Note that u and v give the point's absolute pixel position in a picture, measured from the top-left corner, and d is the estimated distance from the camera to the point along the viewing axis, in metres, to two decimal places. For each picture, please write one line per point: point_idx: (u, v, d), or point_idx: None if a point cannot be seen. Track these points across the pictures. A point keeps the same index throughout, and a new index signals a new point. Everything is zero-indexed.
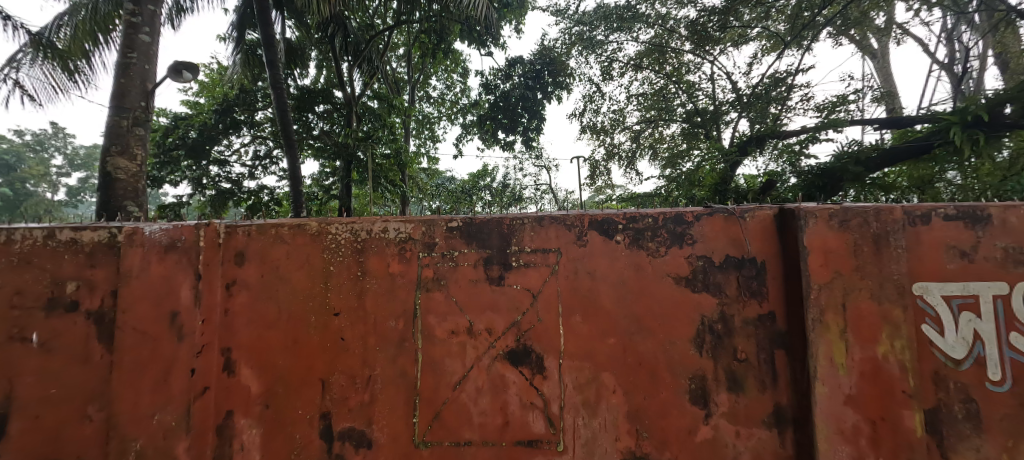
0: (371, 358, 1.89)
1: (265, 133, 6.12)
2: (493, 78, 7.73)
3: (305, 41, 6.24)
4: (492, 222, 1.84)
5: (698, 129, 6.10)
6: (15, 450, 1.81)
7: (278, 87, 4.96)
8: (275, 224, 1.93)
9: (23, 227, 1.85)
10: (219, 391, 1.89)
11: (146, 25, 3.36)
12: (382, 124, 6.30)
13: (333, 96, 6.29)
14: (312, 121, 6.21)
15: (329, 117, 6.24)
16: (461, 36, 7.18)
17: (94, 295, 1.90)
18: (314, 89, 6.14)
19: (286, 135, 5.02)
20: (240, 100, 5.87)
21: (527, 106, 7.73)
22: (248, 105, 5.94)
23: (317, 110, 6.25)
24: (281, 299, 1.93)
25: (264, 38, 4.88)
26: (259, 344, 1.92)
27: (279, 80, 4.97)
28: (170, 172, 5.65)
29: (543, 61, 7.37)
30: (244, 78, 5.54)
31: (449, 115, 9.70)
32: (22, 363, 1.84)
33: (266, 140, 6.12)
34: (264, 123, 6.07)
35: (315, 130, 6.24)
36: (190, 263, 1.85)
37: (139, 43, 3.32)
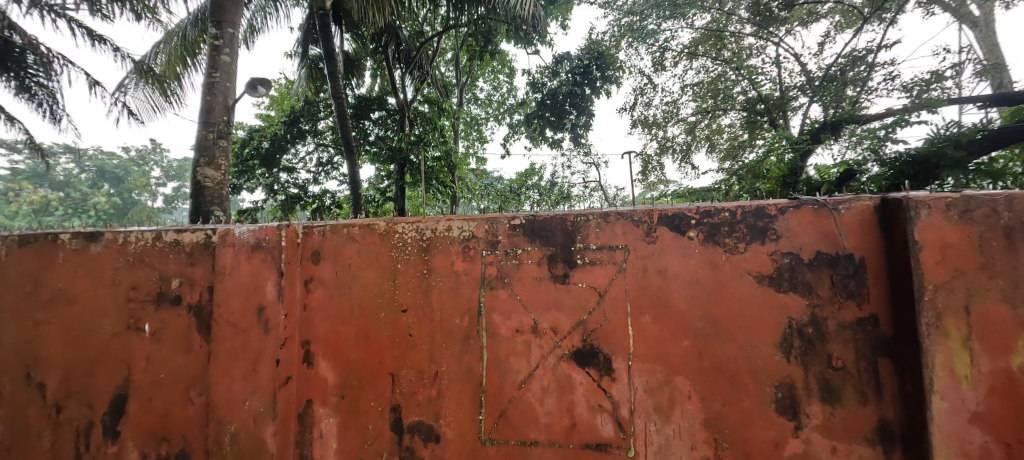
0: (437, 354, 1.93)
1: (327, 141, 6.45)
2: (541, 76, 7.73)
3: (360, 52, 6.62)
4: (556, 220, 1.80)
5: (760, 117, 5.93)
6: (134, 426, 2.09)
7: (338, 96, 5.25)
8: (347, 224, 2.05)
9: (137, 230, 2.12)
10: (301, 381, 2.04)
11: (228, 46, 3.63)
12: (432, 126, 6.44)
13: (388, 103, 6.53)
14: (368, 129, 6.49)
15: (383, 124, 6.48)
16: (508, 36, 7.27)
17: (194, 290, 2.13)
18: (370, 97, 6.41)
19: (348, 141, 5.27)
20: (304, 111, 6.33)
21: (575, 103, 7.63)
22: (312, 116, 6.35)
23: (373, 117, 6.49)
24: (353, 295, 2.04)
25: (326, 52, 5.26)
26: (334, 338, 2.05)
27: (339, 92, 5.28)
28: (247, 180, 6.10)
29: (591, 56, 7.13)
30: (307, 89, 6.17)
31: (496, 115, 9.89)
32: (139, 350, 2.10)
33: (328, 147, 6.45)
34: (326, 131, 6.44)
35: (371, 136, 6.49)
36: (274, 261, 1.99)
37: (221, 63, 3.62)
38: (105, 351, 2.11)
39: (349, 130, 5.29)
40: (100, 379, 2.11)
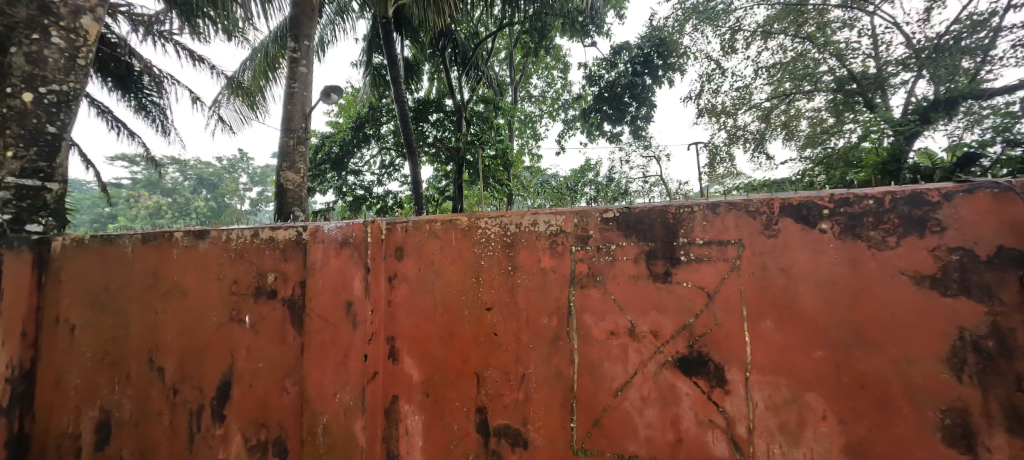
0: (524, 356, 1.84)
1: (389, 144, 6.78)
2: (598, 68, 8.01)
3: (420, 58, 7.71)
4: (655, 211, 1.63)
5: (855, 98, 5.83)
6: (238, 409, 2.35)
7: (400, 99, 5.73)
8: (429, 220, 2.02)
9: (238, 228, 2.40)
10: (387, 377, 2.05)
11: (304, 58, 4.00)
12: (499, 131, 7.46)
13: (444, 105, 7.24)
14: (426, 130, 7.17)
15: (440, 125, 7.16)
16: (564, 29, 7.39)
17: (287, 285, 2.29)
18: (428, 100, 7.09)
19: (410, 145, 5.70)
20: (369, 116, 6.79)
21: (635, 94, 7.74)
22: (376, 120, 6.79)
23: (430, 119, 7.18)
24: (436, 292, 2.01)
25: (389, 58, 5.90)
26: (418, 334, 2.03)
27: (400, 94, 5.87)
28: (319, 184, 6.61)
29: (652, 43, 7.32)
30: (370, 96, 7.17)
31: (551, 111, 10.88)
32: (241, 339, 2.37)
33: (391, 149, 6.76)
34: (387, 135, 6.81)
35: (428, 137, 7.18)
36: (360, 257, 2.06)
37: (299, 74, 4.01)
38: (213, 339, 2.44)
39: (410, 131, 5.60)
40: (209, 364, 2.44)
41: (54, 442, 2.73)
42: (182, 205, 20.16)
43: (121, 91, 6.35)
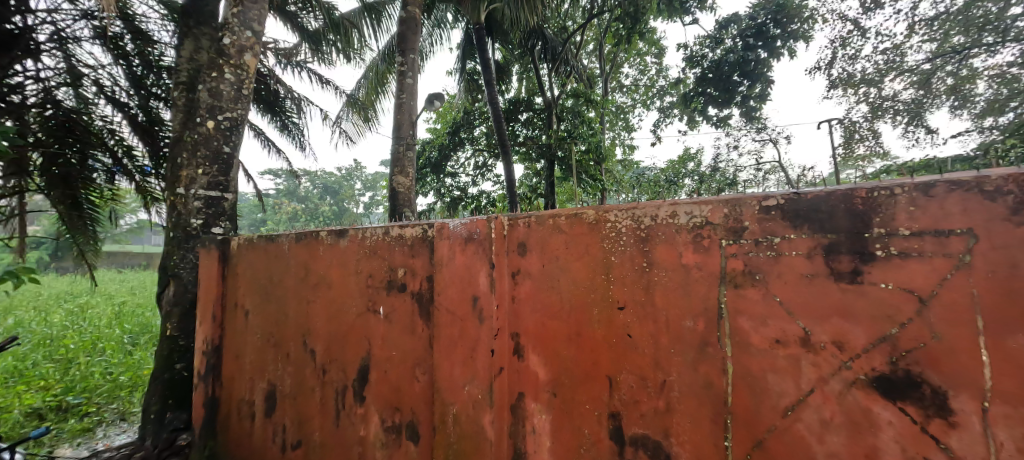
0: (663, 361, 1.66)
1: (481, 145, 8.54)
2: (701, 48, 7.55)
3: (508, 60, 9.18)
4: (834, 197, 1.34)
5: None
6: (376, 393, 2.50)
7: (494, 102, 7.31)
8: (553, 214, 1.94)
9: (371, 226, 2.57)
10: (514, 373, 2.02)
11: (410, 72, 6.08)
12: (591, 130, 7.60)
13: (533, 104, 8.52)
14: (517, 129, 8.43)
15: (529, 124, 8.41)
16: (659, 10, 7.40)
17: (415, 279, 2.38)
18: (520, 101, 8.39)
19: (502, 143, 7.36)
20: (463, 122, 8.61)
21: (747, 71, 7.10)
22: (469, 124, 8.59)
23: (520, 119, 8.48)
24: (562, 289, 1.92)
25: (483, 62, 7.21)
26: (544, 331, 1.96)
27: (493, 96, 7.30)
28: (422, 187, 8.53)
29: (767, 11, 6.82)
30: (466, 99, 8.99)
31: (645, 99, 11.03)
32: (376, 328, 2.52)
33: (483, 151, 8.51)
34: (479, 137, 8.51)
35: (519, 136, 8.43)
36: (485, 253, 2.07)
37: (407, 86, 6.09)
38: (353, 327, 2.63)
39: (503, 132, 7.31)
40: (350, 349, 2.64)
41: (236, 407, 3.25)
42: (313, 212, 24.53)
43: (267, 114, 7.26)
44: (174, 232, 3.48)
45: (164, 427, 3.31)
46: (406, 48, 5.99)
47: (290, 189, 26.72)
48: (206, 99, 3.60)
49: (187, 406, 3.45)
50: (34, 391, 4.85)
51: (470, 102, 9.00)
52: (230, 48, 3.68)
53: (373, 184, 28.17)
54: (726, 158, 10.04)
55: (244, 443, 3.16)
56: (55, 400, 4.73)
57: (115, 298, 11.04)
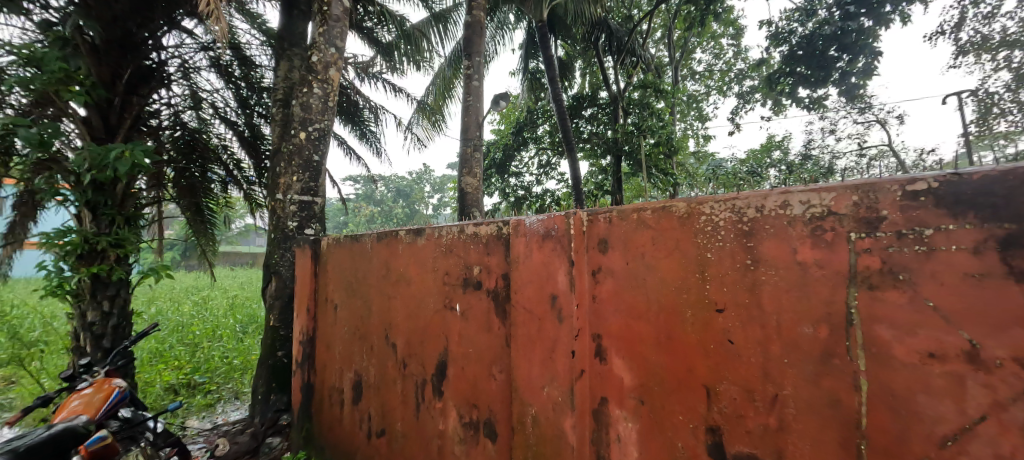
0: (775, 372, 1.46)
1: (545, 144, 8.38)
2: (788, 23, 6.86)
3: (572, 55, 8.95)
4: (1013, 177, 1.07)
5: None
6: (454, 390, 2.48)
7: (558, 99, 7.11)
8: (638, 208, 1.79)
9: (446, 224, 2.55)
10: (597, 376, 1.89)
11: (475, 75, 6.12)
12: (662, 121, 7.24)
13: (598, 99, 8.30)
14: (581, 125, 8.20)
15: (593, 120, 8.15)
16: None
17: (491, 277, 2.32)
18: (584, 96, 8.20)
19: (567, 140, 7.19)
20: (527, 121, 8.54)
21: (845, 45, 6.31)
22: (532, 124, 8.47)
23: (585, 114, 8.25)
24: (650, 288, 1.76)
25: (547, 59, 7.08)
26: (630, 334, 1.81)
27: (557, 92, 7.13)
28: (488, 187, 8.58)
29: None
30: (529, 98, 8.92)
31: (721, 86, 10.31)
32: (453, 325, 2.51)
33: (547, 149, 8.35)
34: (543, 136, 8.39)
35: (584, 133, 8.16)
36: (564, 250, 1.97)
37: (473, 88, 6.13)
38: (431, 323, 2.64)
39: (568, 129, 7.16)
40: (428, 345, 2.65)
41: (327, 396, 3.43)
42: (388, 214, 25.90)
43: (347, 123, 7.61)
44: (275, 233, 3.88)
45: (269, 407, 3.73)
46: (472, 51, 6.02)
47: (367, 193, 28.41)
48: (299, 113, 4.00)
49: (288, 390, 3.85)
50: (170, 370, 5.52)
51: (534, 101, 8.92)
52: (318, 64, 4.05)
53: (441, 186, 29.08)
54: (819, 144, 9.09)
55: (336, 428, 3.32)
56: (185, 378, 5.33)
57: (223, 292, 12.32)
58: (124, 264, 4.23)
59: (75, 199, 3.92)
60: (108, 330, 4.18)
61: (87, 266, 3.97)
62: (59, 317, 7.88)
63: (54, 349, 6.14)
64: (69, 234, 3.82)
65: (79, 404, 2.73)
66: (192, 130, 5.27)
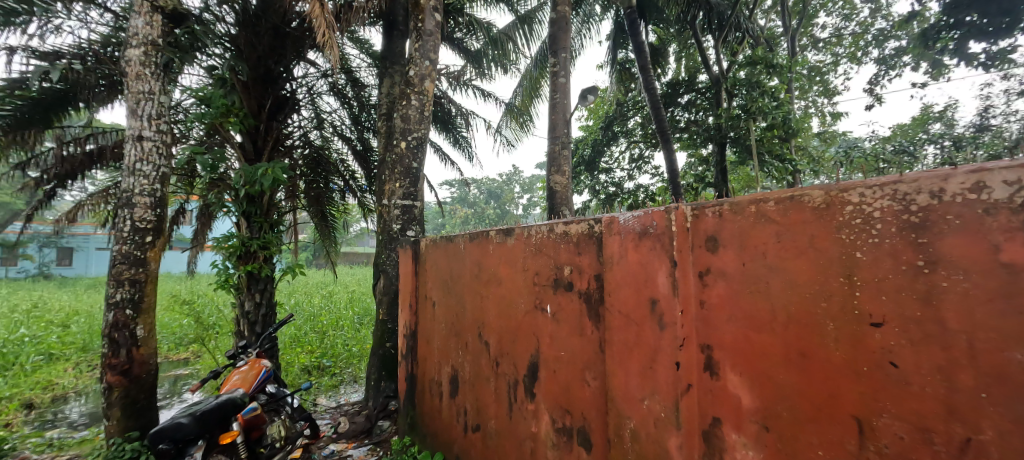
0: (965, 410, 1.10)
1: (636, 137, 8.12)
2: None
3: (664, 39, 8.39)
4: None
5: None
6: (545, 395, 2.34)
7: (650, 87, 6.67)
8: (756, 199, 1.49)
9: (535, 222, 2.41)
10: (708, 393, 1.62)
11: (562, 71, 5.90)
12: (776, 102, 6.22)
13: (697, 83, 7.78)
14: (677, 114, 7.83)
15: (690, 108, 7.72)
16: None
17: (582, 278, 2.13)
18: (679, 82, 7.76)
19: (662, 132, 6.72)
20: (616, 114, 8.15)
21: None
22: (623, 116, 8.13)
23: (681, 101, 7.80)
24: (774, 294, 1.45)
25: (636, 46, 6.72)
26: (748, 346, 1.52)
27: (649, 79, 6.69)
28: (577, 185, 8.32)
29: None
30: (619, 90, 8.42)
31: (851, 54, 8.97)
32: (544, 327, 2.36)
33: (638, 142, 8.09)
34: (634, 129, 8.09)
35: (681, 122, 7.80)
36: (664, 249, 1.72)
37: (560, 84, 5.91)
38: (522, 324, 2.52)
39: (663, 119, 6.67)
40: (519, 346, 2.54)
41: (425, 390, 3.49)
42: (481, 216, 26.77)
43: (442, 131, 7.86)
44: (383, 235, 4.15)
45: (380, 393, 4.08)
46: (558, 48, 5.85)
47: (461, 196, 29.60)
48: (399, 124, 4.18)
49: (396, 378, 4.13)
50: (305, 352, 6.12)
51: (624, 94, 8.50)
52: (415, 78, 4.19)
53: (531, 186, 29.21)
54: (1000, 110, 7.48)
55: (434, 418, 3.33)
56: (315, 361, 5.86)
57: (344, 287, 13.58)
58: (271, 262, 4.80)
59: (235, 210, 4.62)
60: (259, 318, 4.68)
61: (245, 264, 4.57)
62: (229, 304, 9.26)
63: (224, 331, 7.20)
64: (232, 238, 4.52)
65: (238, 379, 3.20)
66: (319, 147, 5.78)
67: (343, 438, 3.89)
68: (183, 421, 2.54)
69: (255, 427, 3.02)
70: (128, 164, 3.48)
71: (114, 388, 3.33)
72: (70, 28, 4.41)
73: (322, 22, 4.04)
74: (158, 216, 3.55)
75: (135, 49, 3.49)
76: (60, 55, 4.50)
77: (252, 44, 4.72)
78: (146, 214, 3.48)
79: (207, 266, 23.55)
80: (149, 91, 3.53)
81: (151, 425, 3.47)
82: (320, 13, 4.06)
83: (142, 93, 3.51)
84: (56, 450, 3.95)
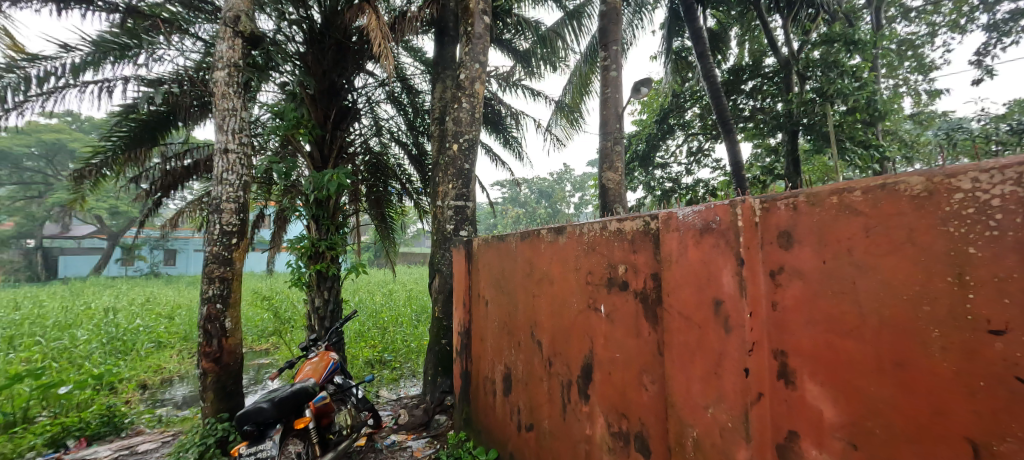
0: None
1: (695, 129, 7.83)
2: None
3: (725, 24, 7.94)
4: None
5: None
6: (600, 398, 2.24)
7: (710, 75, 6.35)
8: (839, 189, 1.32)
9: (587, 220, 2.31)
10: (781, 403, 1.46)
11: (613, 64, 5.70)
12: (858, 82, 5.66)
13: (763, 68, 7.33)
14: (740, 102, 7.39)
15: (755, 95, 7.28)
16: None
17: (638, 277, 2.01)
18: (742, 67, 7.32)
19: (723, 123, 6.37)
20: (671, 106, 7.82)
21: None
22: (679, 108, 7.83)
23: (745, 88, 7.38)
24: (862, 296, 1.28)
25: (694, 33, 6.44)
26: (831, 353, 1.35)
27: (707, 67, 6.38)
28: (631, 182, 8.08)
29: None
30: (676, 81, 7.98)
31: (950, 25, 8.05)
32: (598, 327, 2.25)
33: (697, 134, 7.82)
34: (692, 120, 7.79)
35: (744, 111, 7.36)
36: (729, 247, 1.57)
37: (611, 79, 5.73)
38: (575, 324, 2.43)
39: (724, 109, 6.30)
40: (573, 347, 2.44)
41: (478, 388, 3.48)
42: (532, 215, 26.83)
43: (492, 132, 7.86)
44: (438, 235, 4.20)
45: (436, 388, 4.12)
46: (608, 42, 5.66)
47: (513, 195, 29.76)
48: (451, 127, 4.20)
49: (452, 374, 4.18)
50: (368, 346, 6.35)
51: (680, 84, 8.10)
52: (466, 81, 4.19)
53: (582, 184, 28.82)
54: None
55: (488, 414, 3.30)
56: (377, 355, 6.04)
57: (402, 285, 14.01)
58: (337, 262, 4.99)
59: (306, 213, 4.82)
60: (328, 313, 4.89)
61: (315, 263, 4.77)
62: (301, 300, 9.83)
63: (298, 324, 7.63)
64: (303, 240, 4.70)
65: (310, 369, 3.33)
66: (377, 153, 6.00)
67: (403, 429, 3.96)
68: (264, 406, 2.68)
69: (324, 414, 3.12)
70: (217, 173, 3.71)
71: (207, 374, 3.53)
72: (171, 58, 4.88)
73: (379, 34, 4.17)
74: (242, 220, 3.76)
75: (221, 71, 3.73)
76: (163, 82, 4.92)
77: (319, 60, 4.94)
78: (232, 219, 3.69)
79: (283, 265, 25.19)
80: (234, 108, 3.75)
81: (238, 408, 3.66)
82: (377, 26, 4.21)
83: (228, 110, 3.73)
84: (165, 426, 4.33)
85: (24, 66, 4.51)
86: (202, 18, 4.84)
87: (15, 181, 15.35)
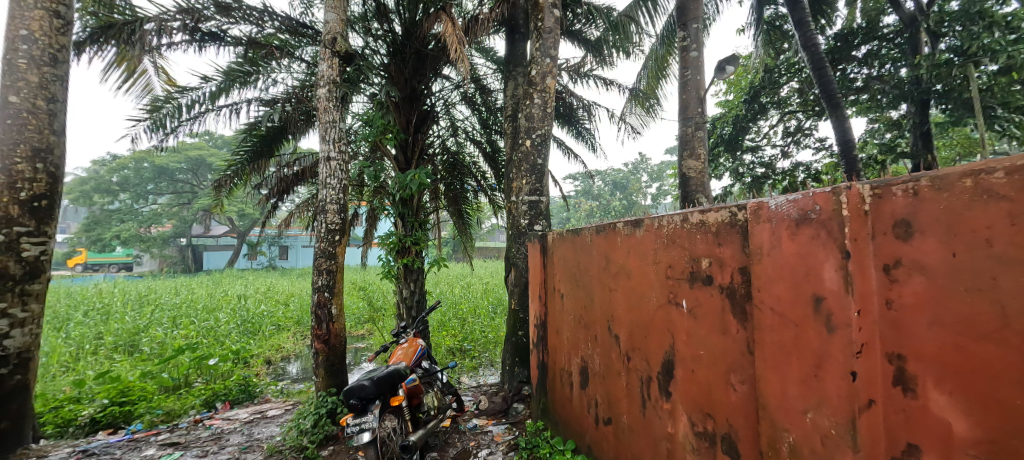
0: None
1: (793, 106, 7.20)
2: None
3: None
4: None
5: None
6: (683, 396, 2.14)
7: (811, 45, 5.80)
8: (971, 171, 1.15)
9: (667, 213, 2.21)
10: (897, 413, 1.31)
11: (693, 43, 5.40)
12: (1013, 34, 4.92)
13: (880, 28, 6.50)
14: (850, 72, 6.61)
15: (870, 61, 6.45)
16: None
17: (724, 272, 1.90)
18: (851, 33, 6.60)
19: (830, 98, 5.78)
20: (765, 83, 7.25)
21: None
22: (773, 84, 7.22)
23: (855, 56, 6.65)
24: (1005, 295, 1.11)
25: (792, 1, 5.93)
26: (960, 359, 1.19)
27: (807, 37, 5.81)
28: (716, 169, 7.64)
29: None
30: (770, 54, 7.37)
31: None
32: (679, 323, 2.16)
33: (794, 112, 7.19)
34: (788, 97, 7.19)
35: (856, 81, 6.58)
36: (831, 238, 1.43)
37: (691, 59, 5.41)
38: (654, 319, 2.34)
39: (829, 81, 5.73)
40: (652, 343, 2.36)
41: (554, 381, 3.49)
42: (608, 209, 26.44)
43: (564, 125, 7.80)
44: (513, 230, 4.26)
45: (514, 378, 4.21)
46: (687, 20, 5.39)
47: (586, 189, 29.47)
48: (524, 123, 4.22)
49: (529, 365, 4.23)
50: (450, 336, 6.62)
51: (773, 58, 7.46)
52: (537, 77, 4.18)
53: (660, 174, 27.72)
54: None
55: (566, 407, 3.28)
56: (458, 344, 6.27)
57: (480, 278, 14.41)
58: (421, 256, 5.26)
59: (393, 212, 5.11)
60: (415, 303, 5.16)
61: (402, 257, 5.06)
62: (392, 291, 10.47)
63: (389, 314, 8.16)
64: (391, 235, 5.01)
65: (401, 353, 3.53)
66: (455, 152, 6.25)
67: (483, 414, 4.07)
68: (366, 383, 2.79)
69: (414, 395, 3.32)
70: (322, 178, 4.06)
71: (319, 353, 3.87)
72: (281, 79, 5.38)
73: (454, 39, 4.30)
74: (342, 219, 4.05)
75: (323, 88, 4.05)
76: (277, 101, 5.45)
77: (400, 70, 5.18)
78: (334, 217, 4.00)
79: (376, 259, 26.91)
80: (333, 120, 4.07)
81: (344, 384, 3.95)
82: (452, 31, 4.35)
83: (330, 122, 4.06)
84: (286, 396, 4.84)
85: (177, 97, 5.18)
86: (306, 42, 5.27)
87: (171, 190, 18.14)
